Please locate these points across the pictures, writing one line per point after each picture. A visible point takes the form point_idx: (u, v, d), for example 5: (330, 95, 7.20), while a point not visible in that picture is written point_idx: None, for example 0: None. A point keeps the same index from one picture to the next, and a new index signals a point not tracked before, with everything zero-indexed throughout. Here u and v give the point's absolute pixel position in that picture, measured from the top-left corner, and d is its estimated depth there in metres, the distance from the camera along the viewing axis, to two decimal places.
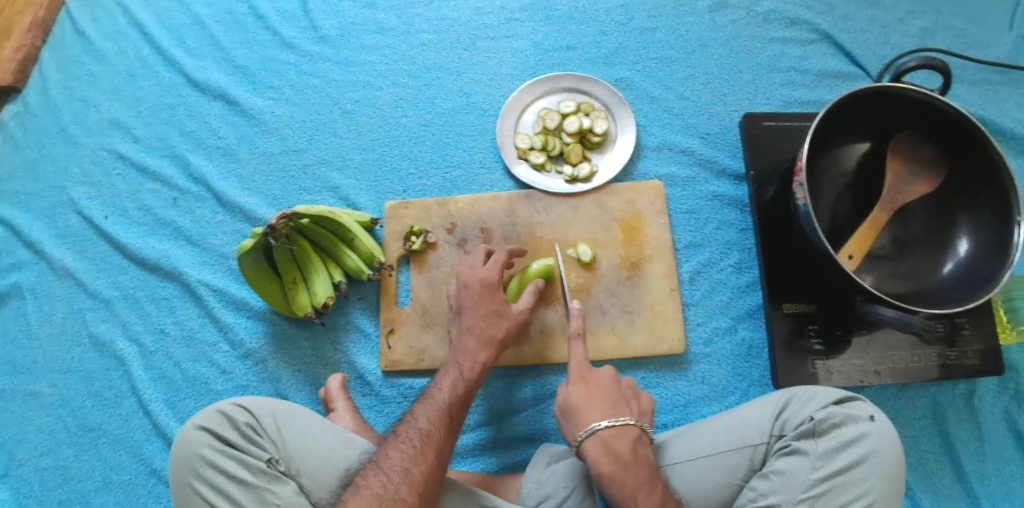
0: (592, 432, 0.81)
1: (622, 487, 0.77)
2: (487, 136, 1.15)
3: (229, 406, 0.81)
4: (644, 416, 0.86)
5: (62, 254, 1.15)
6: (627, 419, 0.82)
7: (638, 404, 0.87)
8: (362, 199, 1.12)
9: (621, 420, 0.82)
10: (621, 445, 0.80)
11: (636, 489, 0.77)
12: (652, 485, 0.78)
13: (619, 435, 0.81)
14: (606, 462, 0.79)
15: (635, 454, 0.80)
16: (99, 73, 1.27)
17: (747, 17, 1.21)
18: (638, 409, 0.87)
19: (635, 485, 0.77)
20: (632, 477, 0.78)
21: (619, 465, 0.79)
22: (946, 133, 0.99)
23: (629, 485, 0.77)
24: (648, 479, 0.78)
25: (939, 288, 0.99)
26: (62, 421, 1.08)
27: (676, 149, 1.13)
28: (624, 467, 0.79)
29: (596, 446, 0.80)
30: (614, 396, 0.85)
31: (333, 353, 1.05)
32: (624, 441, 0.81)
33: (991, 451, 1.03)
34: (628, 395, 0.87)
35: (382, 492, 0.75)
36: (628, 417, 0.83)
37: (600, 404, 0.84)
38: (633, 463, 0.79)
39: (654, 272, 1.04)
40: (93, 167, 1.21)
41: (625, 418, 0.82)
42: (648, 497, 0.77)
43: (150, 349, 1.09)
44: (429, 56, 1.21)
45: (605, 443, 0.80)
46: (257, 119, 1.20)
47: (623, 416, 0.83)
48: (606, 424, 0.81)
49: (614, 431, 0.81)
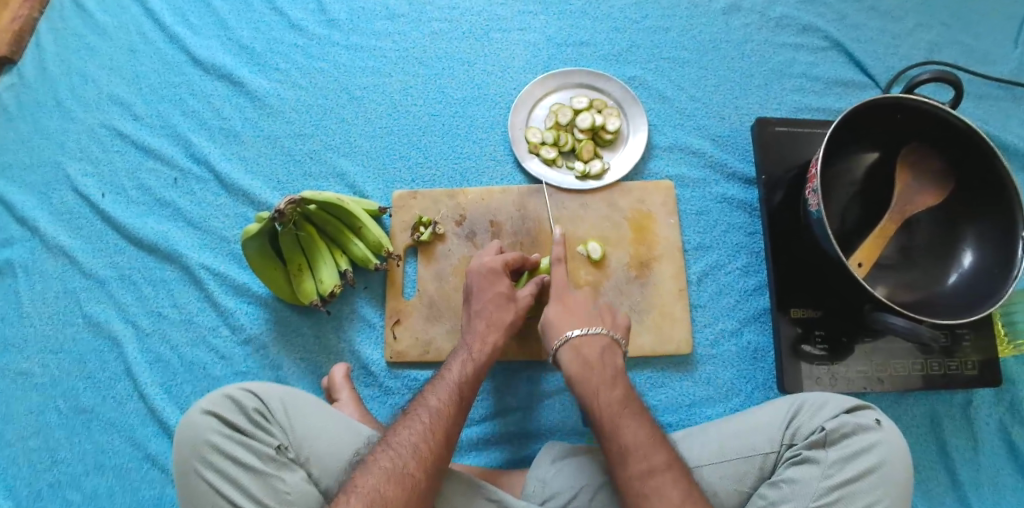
0: (564, 341, 0.88)
1: (586, 385, 0.84)
2: (497, 129, 1.14)
3: (237, 391, 0.80)
4: (619, 329, 0.91)
5: (56, 231, 1.12)
6: (596, 328, 0.88)
7: (614, 320, 0.92)
8: (370, 187, 1.11)
9: (591, 329, 0.88)
10: (590, 352, 0.86)
11: (598, 386, 0.83)
12: (614, 382, 0.84)
13: (589, 342, 0.87)
14: (575, 364, 0.86)
15: (602, 358, 0.86)
16: (98, 47, 1.23)
17: (760, 22, 1.22)
18: (614, 323, 0.92)
19: (598, 382, 0.83)
20: (596, 378, 0.84)
21: (584, 367, 0.85)
22: (953, 145, 1.01)
23: (592, 382, 0.83)
24: (612, 379, 0.84)
25: (944, 298, 1.00)
26: (53, 402, 1.05)
27: (688, 150, 1.13)
28: (590, 369, 0.85)
29: (568, 353, 0.87)
30: (590, 310, 0.91)
31: (336, 342, 1.04)
32: (594, 347, 0.87)
33: (986, 460, 1.05)
34: (603, 310, 0.92)
35: (391, 467, 0.74)
36: (599, 328, 0.88)
37: (573, 316, 0.90)
38: (598, 364, 0.85)
39: (663, 272, 1.05)
40: (91, 143, 1.17)
41: (597, 327, 0.88)
42: (610, 394, 0.82)
43: (146, 331, 1.07)
44: (440, 45, 1.20)
45: (575, 350, 0.87)
46: (262, 101, 1.17)
47: (595, 326, 0.89)
48: (577, 333, 0.88)
49: (585, 339, 0.87)
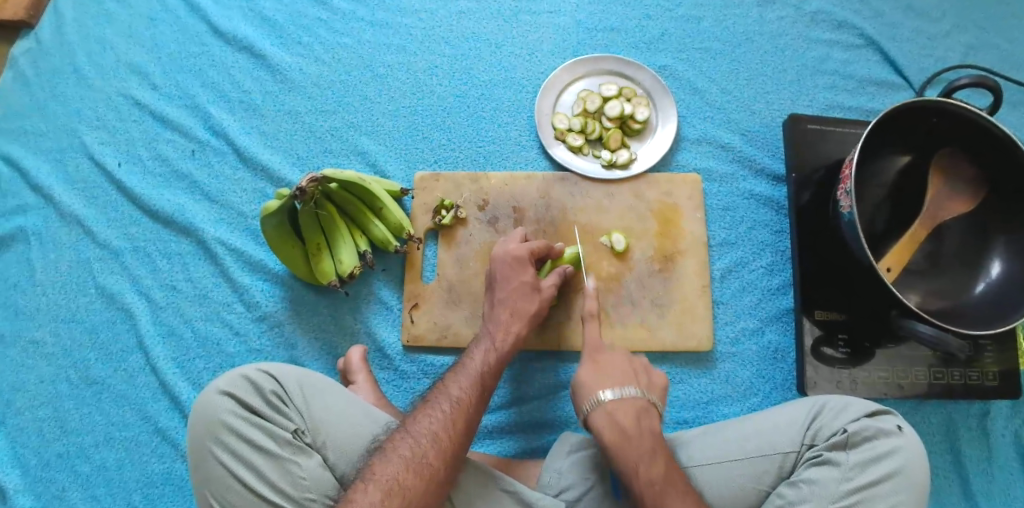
0: (597, 405, 0.81)
1: (625, 461, 0.77)
2: (523, 113, 1.12)
3: (254, 372, 0.78)
4: (654, 389, 0.85)
5: (71, 199, 1.10)
6: (633, 391, 0.82)
7: (649, 378, 0.86)
8: (391, 167, 1.09)
9: (626, 392, 0.82)
10: (625, 417, 0.80)
11: (617, 401, 0.82)
12: (654, 455, 0.78)
13: (623, 407, 0.81)
14: (610, 432, 0.80)
15: (638, 424, 0.80)
16: (118, 13, 1.20)
17: (796, 16, 1.19)
18: (649, 382, 0.85)
19: (637, 458, 0.77)
20: (634, 449, 0.78)
21: (621, 435, 0.79)
22: (989, 154, 0.99)
23: (632, 456, 0.77)
24: (650, 450, 0.78)
25: (971, 308, 0.99)
26: (63, 372, 1.04)
27: (716, 144, 1.11)
28: (627, 438, 0.79)
29: (602, 418, 0.81)
30: (623, 369, 0.85)
31: (353, 324, 1.03)
32: (628, 412, 0.81)
33: (1000, 471, 1.04)
34: (638, 367, 0.86)
35: (410, 455, 0.73)
36: (634, 389, 0.82)
37: (605, 379, 0.84)
38: (637, 434, 0.79)
39: (687, 267, 1.03)
40: (107, 111, 1.15)
41: (617, 339, 0.88)
42: (650, 472, 0.77)
43: (159, 304, 1.05)
44: (467, 25, 1.17)
45: (609, 414, 0.80)
46: (283, 75, 1.15)
47: (629, 388, 0.82)
48: (610, 395, 0.81)
49: (619, 403, 0.81)
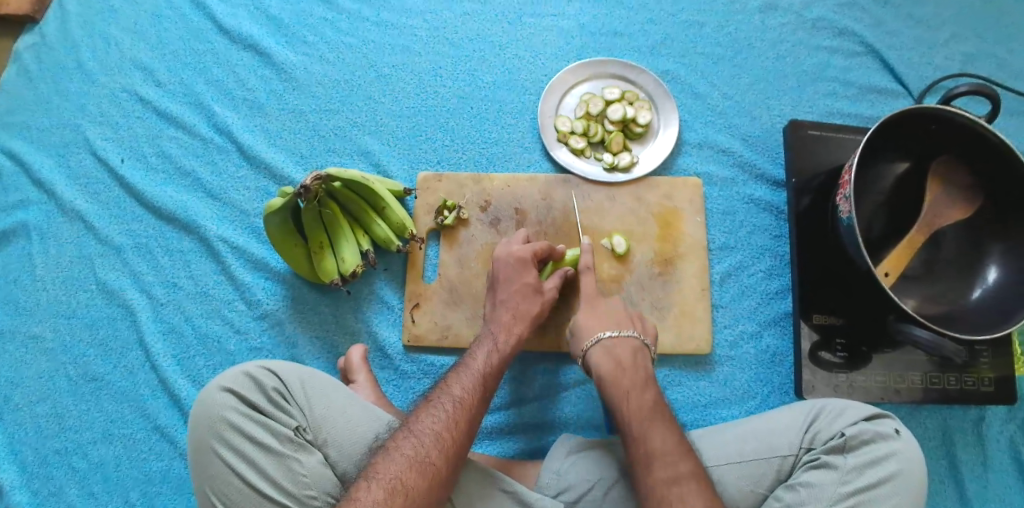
0: (596, 341, 0.88)
1: (616, 387, 0.83)
2: (526, 115, 1.12)
3: (256, 369, 0.79)
4: (648, 336, 0.92)
5: (72, 195, 1.10)
6: (629, 332, 0.89)
7: (643, 326, 0.94)
8: (394, 167, 1.09)
9: (622, 332, 0.89)
10: (623, 353, 0.87)
11: (630, 387, 0.82)
12: (645, 385, 0.83)
13: (621, 344, 0.88)
14: (607, 365, 0.86)
15: (634, 360, 0.86)
16: (122, 9, 1.20)
17: (797, 23, 1.20)
18: (644, 329, 0.93)
19: (629, 385, 0.83)
20: (628, 379, 0.83)
21: (617, 367, 0.85)
22: (985, 161, 1.00)
23: (624, 383, 0.83)
24: (643, 382, 0.83)
25: (966, 313, 1.00)
26: (63, 368, 1.04)
27: (717, 148, 1.11)
28: (623, 370, 0.85)
29: (600, 354, 0.87)
30: (618, 315, 0.92)
31: (353, 323, 1.03)
32: (624, 349, 0.87)
33: (994, 476, 1.05)
34: (634, 316, 0.94)
35: (412, 454, 0.74)
36: (631, 332, 0.90)
37: (604, 319, 0.91)
38: (631, 366, 0.85)
39: (687, 270, 1.04)
40: (110, 107, 1.15)
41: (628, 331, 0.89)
42: (640, 396, 0.81)
43: (160, 301, 1.06)
44: (471, 27, 1.17)
45: (607, 350, 0.87)
46: (288, 74, 1.15)
47: (627, 330, 0.90)
48: (609, 334, 0.89)
49: (617, 341, 0.88)
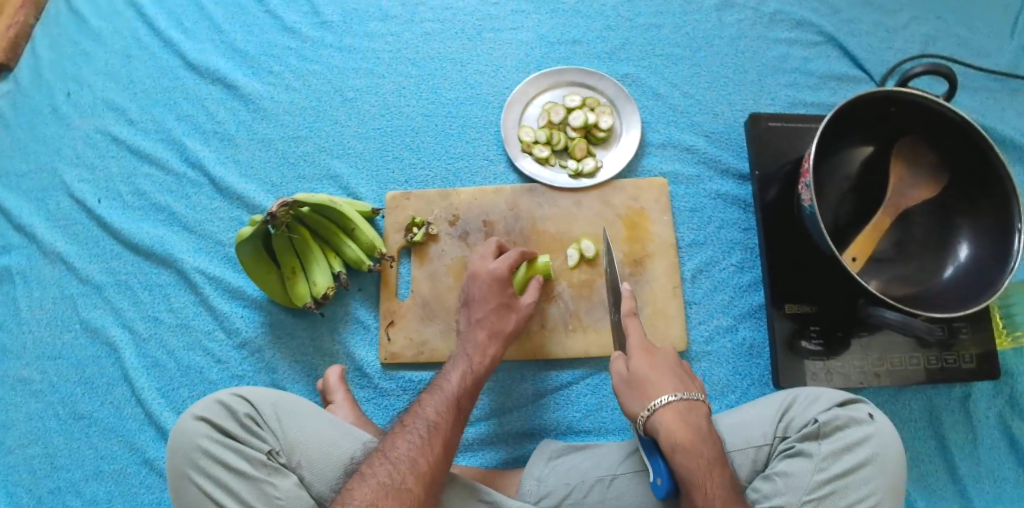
0: (666, 405, 0.77)
1: (697, 462, 0.73)
2: (490, 129, 1.14)
3: (228, 397, 0.80)
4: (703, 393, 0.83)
5: (53, 237, 1.13)
6: (697, 395, 0.80)
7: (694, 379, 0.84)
8: (363, 188, 1.11)
9: (694, 396, 0.79)
10: (695, 420, 0.77)
11: (711, 467, 0.74)
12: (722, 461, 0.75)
13: (693, 409, 0.78)
14: (683, 434, 0.75)
15: (707, 429, 0.77)
16: (93, 52, 1.24)
17: (754, 17, 1.21)
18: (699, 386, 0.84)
19: (710, 460, 0.74)
20: (707, 453, 0.75)
21: (693, 439, 0.75)
22: (947, 139, 1.00)
23: (707, 460, 0.74)
24: (719, 456, 0.75)
25: (940, 292, 1.00)
26: (51, 407, 1.06)
27: (680, 147, 1.12)
28: (702, 441, 0.75)
29: (672, 419, 0.76)
30: (675, 371, 0.82)
31: (331, 345, 1.04)
32: (697, 416, 0.77)
33: (984, 454, 1.04)
34: (686, 369, 0.84)
35: (389, 481, 0.74)
36: (698, 393, 0.80)
37: (666, 379, 0.81)
38: (708, 439, 0.76)
39: (657, 270, 1.04)
40: (86, 148, 1.18)
41: (696, 393, 0.80)
42: (722, 480, 0.73)
43: (142, 336, 1.07)
44: (433, 45, 1.20)
45: (681, 417, 0.76)
46: (256, 104, 1.18)
47: (693, 392, 0.80)
48: (679, 398, 0.78)
49: (687, 406, 0.78)
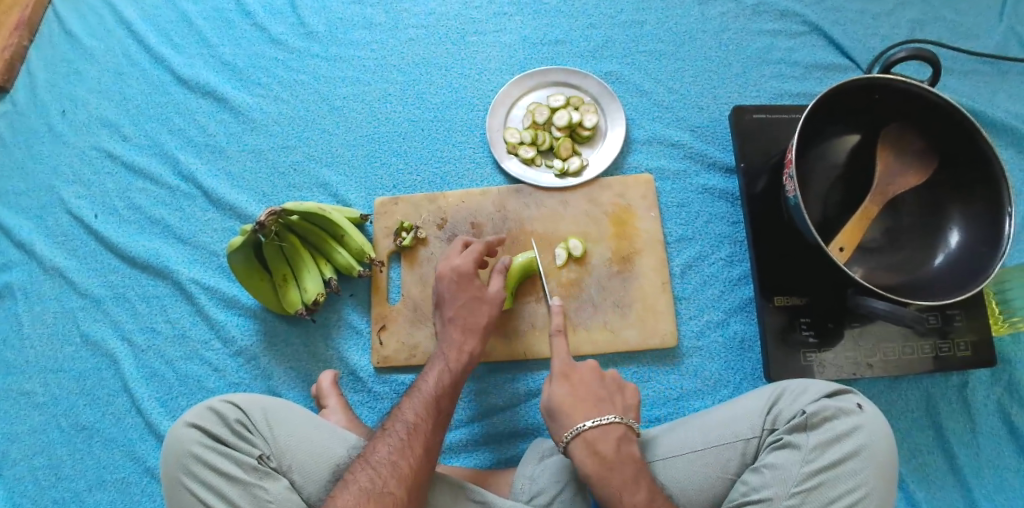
0: (576, 434, 0.83)
1: (608, 488, 0.80)
2: (476, 132, 1.15)
3: (219, 403, 0.81)
4: (628, 412, 0.88)
5: (52, 253, 1.15)
6: (611, 417, 0.85)
7: (623, 399, 0.89)
8: (353, 195, 1.12)
9: (605, 420, 0.84)
10: (605, 445, 0.82)
11: (621, 488, 0.80)
12: (638, 481, 0.80)
13: (604, 434, 0.83)
14: (591, 462, 0.82)
15: (619, 452, 0.82)
16: (87, 71, 1.26)
17: (737, 10, 1.21)
18: (623, 404, 0.88)
19: (620, 484, 0.80)
20: (617, 477, 0.80)
21: (602, 465, 0.81)
22: (935, 125, 1.00)
23: (615, 484, 0.80)
24: (634, 478, 0.81)
25: (931, 280, 0.99)
26: (54, 420, 1.08)
27: (666, 142, 1.13)
28: (609, 467, 0.81)
29: (581, 448, 0.83)
30: (597, 392, 0.87)
31: (325, 350, 1.05)
32: (608, 441, 0.83)
33: (983, 442, 1.03)
34: (610, 387, 0.89)
35: (370, 486, 0.74)
36: (613, 416, 0.85)
37: (581, 403, 0.86)
38: (618, 462, 0.82)
39: (646, 266, 1.04)
40: (82, 165, 1.20)
41: (610, 416, 0.85)
42: (633, 499, 0.79)
43: (141, 347, 1.09)
44: (417, 51, 1.21)
45: (589, 444, 0.82)
46: (246, 116, 1.19)
47: (607, 415, 0.85)
48: (590, 424, 0.83)
49: (598, 431, 0.83)
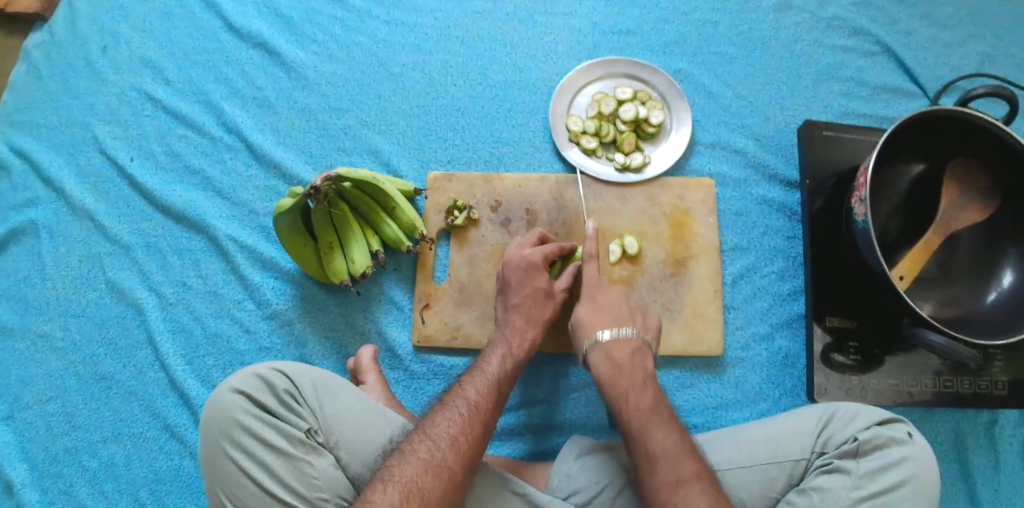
0: (595, 343, 0.86)
1: (616, 388, 0.82)
2: (537, 115, 1.12)
3: (267, 371, 0.78)
4: (649, 331, 0.89)
5: (82, 194, 1.10)
6: (628, 331, 0.86)
7: (644, 320, 0.90)
8: (405, 166, 1.09)
9: (621, 332, 0.86)
10: (621, 354, 0.84)
11: (627, 391, 0.81)
12: (644, 384, 0.82)
13: (619, 344, 0.85)
14: (604, 368, 0.84)
15: (632, 360, 0.84)
16: (131, 7, 1.20)
17: (811, 21, 1.18)
18: (643, 322, 0.90)
19: (628, 385, 0.82)
20: (626, 379, 0.82)
21: (614, 370, 0.83)
22: (1005, 166, 0.97)
23: (622, 384, 0.81)
24: (642, 383, 0.82)
25: (982, 317, 0.96)
26: (72, 366, 1.04)
27: (730, 149, 1.11)
28: (621, 371, 0.83)
29: (598, 355, 0.85)
30: (618, 309, 0.89)
31: (364, 323, 1.03)
32: (623, 350, 0.85)
33: (1007, 481, 1.04)
34: (634, 308, 0.90)
35: (429, 458, 0.72)
36: (630, 330, 0.87)
37: (603, 317, 0.88)
38: (628, 367, 0.83)
39: (699, 272, 1.03)
40: (120, 105, 1.15)
41: (626, 330, 0.86)
42: (639, 398, 0.80)
43: (170, 301, 1.05)
44: (482, 25, 1.16)
45: (605, 352, 0.85)
46: (297, 72, 1.15)
47: (626, 329, 0.87)
48: (608, 335, 0.86)
49: (616, 342, 0.86)
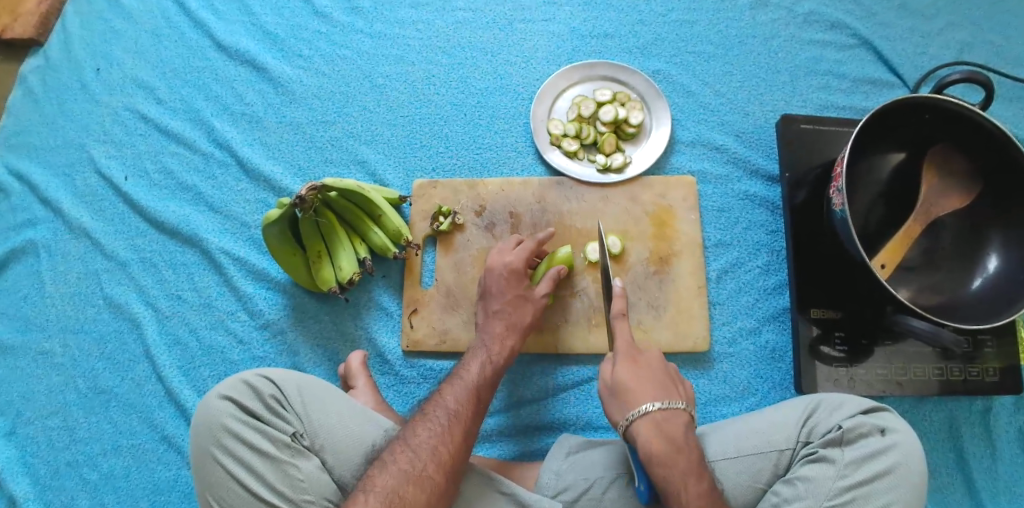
0: (644, 414, 0.78)
1: (671, 473, 0.74)
2: (519, 120, 1.14)
3: (253, 377, 0.80)
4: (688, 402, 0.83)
5: (79, 213, 1.13)
6: (678, 403, 0.80)
7: (684, 389, 0.85)
8: (390, 175, 1.11)
9: (671, 405, 0.79)
10: (673, 430, 0.77)
11: (685, 475, 0.74)
12: (701, 471, 0.75)
13: (671, 419, 0.78)
14: (659, 445, 0.76)
15: (686, 439, 0.77)
16: (123, 31, 1.24)
17: (788, 17, 1.20)
18: (684, 395, 0.84)
19: (685, 471, 0.75)
20: (682, 463, 0.75)
21: (670, 449, 0.76)
22: (985, 151, 0.97)
23: (680, 471, 0.74)
24: None
25: (967, 303, 0.96)
26: (72, 381, 1.06)
27: (711, 146, 1.12)
28: (677, 453, 0.76)
29: (649, 429, 0.77)
30: (661, 377, 0.82)
31: (354, 330, 1.04)
32: (676, 426, 0.78)
33: (1003, 468, 1.03)
34: (675, 378, 0.84)
35: (410, 469, 0.73)
36: (679, 402, 0.80)
37: (647, 385, 0.81)
38: (685, 447, 0.76)
39: (683, 269, 1.04)
40: (114, 126, 1.18)
41: (678, 403, 0.80)
42: (698, 486, 0.74)
43: (165, 314, 1.08)
44: (463, 34, 1.19)
45: (658, 427, 0.77)
46: (284, 87, 1.17)
47: (674, 400, 0.80)
48: (657, 406, 0.78)
49: (664, 414, 0.78)
